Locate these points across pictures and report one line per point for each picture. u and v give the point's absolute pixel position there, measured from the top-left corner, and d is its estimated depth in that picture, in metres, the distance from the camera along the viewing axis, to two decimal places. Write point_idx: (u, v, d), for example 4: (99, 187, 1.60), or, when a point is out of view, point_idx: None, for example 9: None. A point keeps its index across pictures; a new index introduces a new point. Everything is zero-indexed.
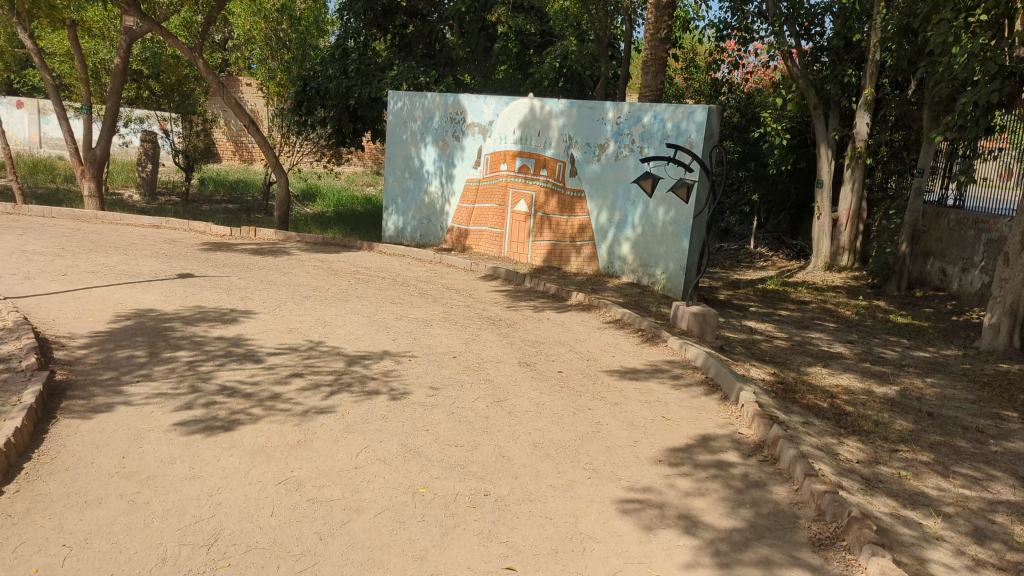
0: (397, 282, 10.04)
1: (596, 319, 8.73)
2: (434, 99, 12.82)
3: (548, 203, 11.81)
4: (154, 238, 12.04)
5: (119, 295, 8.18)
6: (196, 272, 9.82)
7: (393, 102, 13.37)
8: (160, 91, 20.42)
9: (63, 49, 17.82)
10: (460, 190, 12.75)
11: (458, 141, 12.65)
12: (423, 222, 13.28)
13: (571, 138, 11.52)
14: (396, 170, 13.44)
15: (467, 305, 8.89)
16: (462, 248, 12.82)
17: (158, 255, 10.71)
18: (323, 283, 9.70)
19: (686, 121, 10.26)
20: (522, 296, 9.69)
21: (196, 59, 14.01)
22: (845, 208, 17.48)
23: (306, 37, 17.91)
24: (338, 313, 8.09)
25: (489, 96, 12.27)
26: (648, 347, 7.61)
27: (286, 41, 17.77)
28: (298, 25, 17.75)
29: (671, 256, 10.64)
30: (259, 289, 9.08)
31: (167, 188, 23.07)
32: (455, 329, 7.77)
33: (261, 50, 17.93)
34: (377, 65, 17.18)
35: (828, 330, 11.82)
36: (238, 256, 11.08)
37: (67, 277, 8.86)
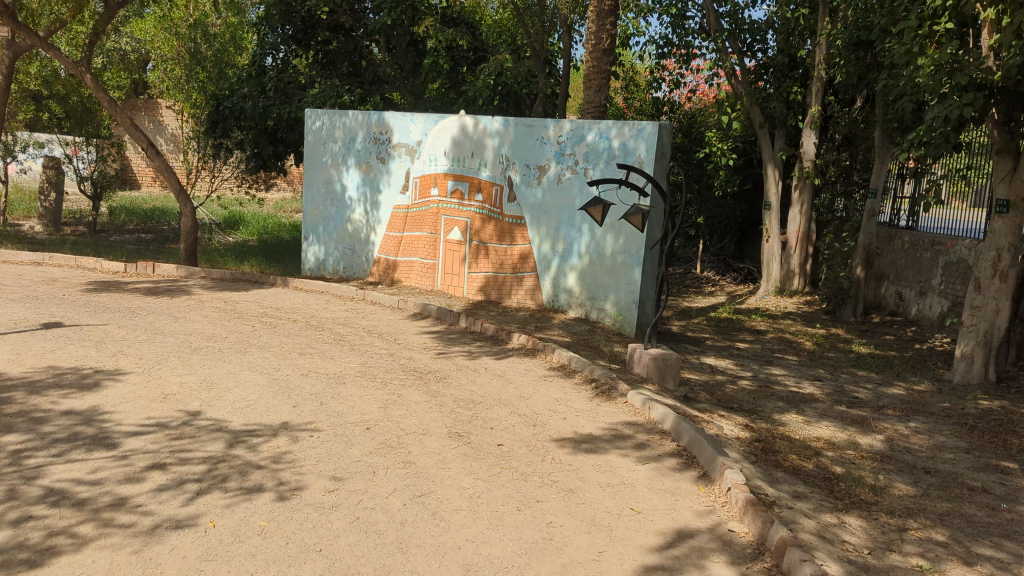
0: (310, 325, 8.63)
1: (540, 366, 7.50)
2: (356, 118, 11.53)
3: (484, 230, 10.58)
4: (27, 277, 10.34)
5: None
6: (67, 318, 8.27)
7: (311, 122, 12.02)
8: (61, 113, 18.55)
9: None
10: (386, 217, 11.42)
11: (383, 164, 11.36)
12: (346, 252, 11.89)
13: (508, 159, 10.35)
14: (315, 197, 12.04)
15: (390, 353, 7.57)
16: (390, 281, 11.48)
17: (26, 299, 9.10)
18: (221, 328, 8.24)
19: (635, 139, 9.21)
20: (455, 340, 8.40)
21: (82, 74, 12.26)
22: (794, 229, 16.74)
23: (222, 53, 16.45)
24: (231, 370, 6.70)
25: (416, 114, 11.05)
26: (603, 403, 6.41)
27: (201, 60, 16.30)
28: (214, 43, 16.44)
29: (622, 288, 9.53)
30: (139, 339, 7.59)
31: (74, 217, 21.10)
32: (372, 388, 6.44)
33: (173, 68, 16.53)
34: (299, 83, 15.83)
35: (791, 365, 10.82)
36: (124, 298, 9.51)
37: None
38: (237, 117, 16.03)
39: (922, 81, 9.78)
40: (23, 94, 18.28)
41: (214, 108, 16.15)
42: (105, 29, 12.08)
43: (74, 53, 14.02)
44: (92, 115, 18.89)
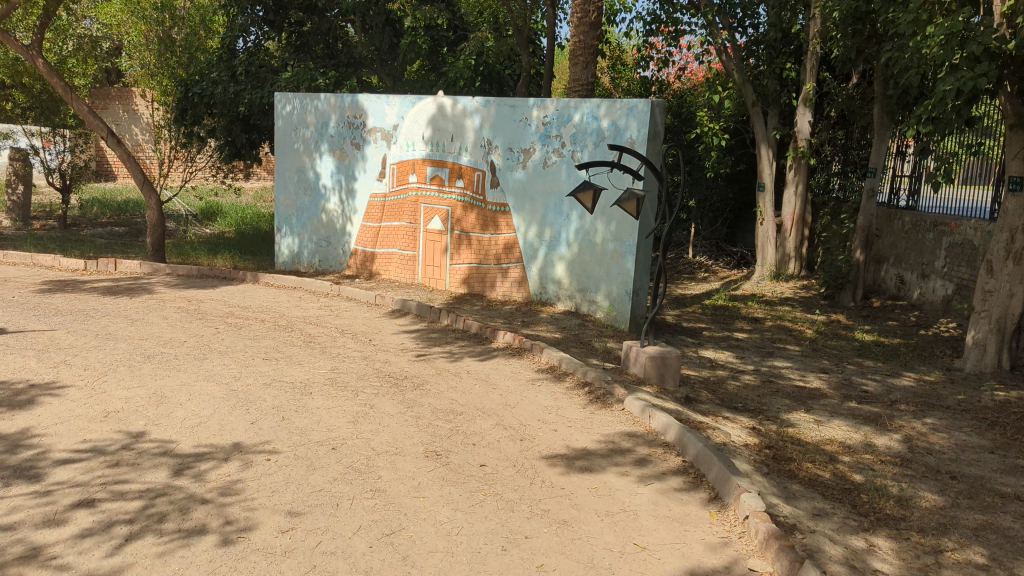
0: (279, 325, 7.94)
1: (528, 368, 6.88)
2: (328, 101, 10.82)
3: (467, 219, 9.92)
4: None
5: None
6: (11, 322, 7.54)
7: (281, 106, 11.29)
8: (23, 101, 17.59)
9: None
10: (363, 207, 10.71)
11: (358, 149, 10.65)
12: (321, 244, 11.18)
13: (490, 142, 9.68)
14: (287, 186, 11.30)
15: (363, 357, 6.92)
16: (367, 274, 10.80)
17: None
18: (181, 330, 7.53)
19: (626, 118, 8.56)
20: (436, 339, 7.76)
21: (33, 58, 11.37)
22: (789, 211, 16.20)
23: None
24: (185, 381, 6.02)
25: (392, 96, 10.35)
26: (598, 411, 5.80)
27: None
28: None
29: (614, 279, 8.92)
30: (88, 344, 6.87)
31: (43, 211, 19.97)
32: (341, 399, 5.80)
33: (138, 52, 14.60)
34: (272, 67, 15.13)
35: (794, 356, 10.22)
36: (80, 297, 8.73)
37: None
38: (207, 102, 15.18)
39: (928, 53, 9.18)
40: None
41: (182, 94, 15.22)
42: (57, 9, 11.22)
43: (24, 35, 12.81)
44: (56, 104, 17.60)
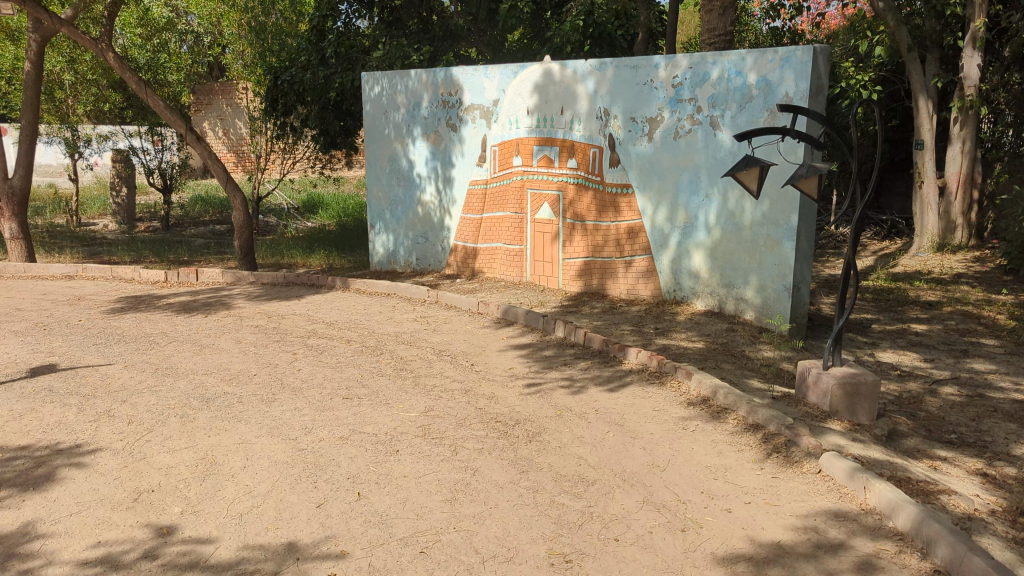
0: (366, 347, 6.63)
1: (674, 402, 5.34)
2: (419, 78, 9.44)
3: (582, 203, 8.39)
4: (47, 294, 8.48)
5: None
6: (71, 350, 6.43)
7: (369, 88, 9.97)
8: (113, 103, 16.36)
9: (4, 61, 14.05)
10: (462, 197, 9.32)
11: (454, 131, 9.25)
12: (418, 242, 9.86)
13: (608, 112, 8.09)
14: (379, 177, 10.03)
15: (463, 391, 5.52)
16: (469, 273, 9.43)
17: (35, 324, 7.29)
18: (251, 359, 6.29)
19: (780, 71, 6.84)
20: (553, 361, 6.26)
21: (104, 52, 10.60)
22: (953, 171, 13.61)
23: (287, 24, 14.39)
24: (243, 437, 4.76)
25: (491, 66, 8.87)
26: (780, 477, 4.22)
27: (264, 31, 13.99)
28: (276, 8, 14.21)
29: (767, 271, 7.22)
30: (144, 384, 5.65)
31: (147, 213, 18.79)
32: (435, 462, 4.42)
33: (234, 43, 14.33)
34: (363, 47, 13.27)
35: (996, 356, 8.19)
36: (151, 318, 7.58)
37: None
38: (297, 90, 13.50)
39: None
40: (83, 80, 15.63)
41: (271, 83, 13.79)
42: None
43: (91, 33, 11.65)
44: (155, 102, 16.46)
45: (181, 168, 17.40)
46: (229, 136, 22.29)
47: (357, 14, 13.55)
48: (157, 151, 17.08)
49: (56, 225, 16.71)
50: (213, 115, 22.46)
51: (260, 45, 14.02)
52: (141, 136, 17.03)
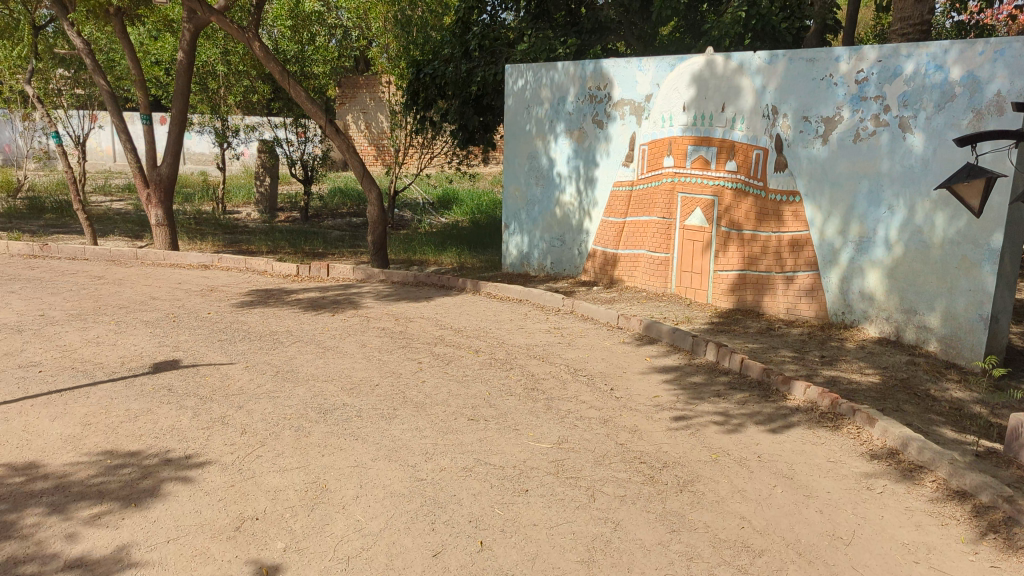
0: (496, 360, 6.09)
1: (853, 454, 4.51)
2: (566, 71, 8.80)
3: (739, 211, 7.57)
4: (183, 284, 8.48)
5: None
6: (196, 346, 6.22)
7: (513, 81, 9.39)
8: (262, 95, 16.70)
9: (162, 52, 14.45)
10: (605, 199, 8.67)
11: (601, 128, 8.59)
12: (554, 244, 9.27)
13: (776, 109, 7.23)
14: (517, 175, 9.48)
15: (603, 421, 4.88)
16: (608, 281, 8.77)
17: (165, 316, 7.18)
18: (374, 367, 5.88)
19: (992, 66, 5.86)
20: (704, 390, 5.51)
21: (249, 41, 10.53)
22: None
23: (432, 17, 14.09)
24: (359, 459, 4.29)
25: (645, 58, 8.15)
26: (1002, 569, 3.38)
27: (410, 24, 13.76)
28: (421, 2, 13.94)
29: (959, 297, 6.19)
30: (263, 389, 5.33)
31: (289, 202, 19.15)
32: (569, 509, 3.80)
33: (381, 37, 14.15)
34: (508, 40, 12.65)
35: None
36: (279, 315, 7.36)
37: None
38: (439, 84, 13.10)
39: None
40: (235, 71, 16.01)
41: (413, 76, 13.45)
42: None
43: (239, 23, 11.75)
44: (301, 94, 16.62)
45: (324, 160, 17.29)
46: (370, 129, 22.48)
47: (504, 6, 12.94)
48: (300, 143, 17.05)
49: (203, 212, 17.24)
50: (356, 108, 22.68)
51: (406, 38, 13.82)
52: (286, 127, 17.02)
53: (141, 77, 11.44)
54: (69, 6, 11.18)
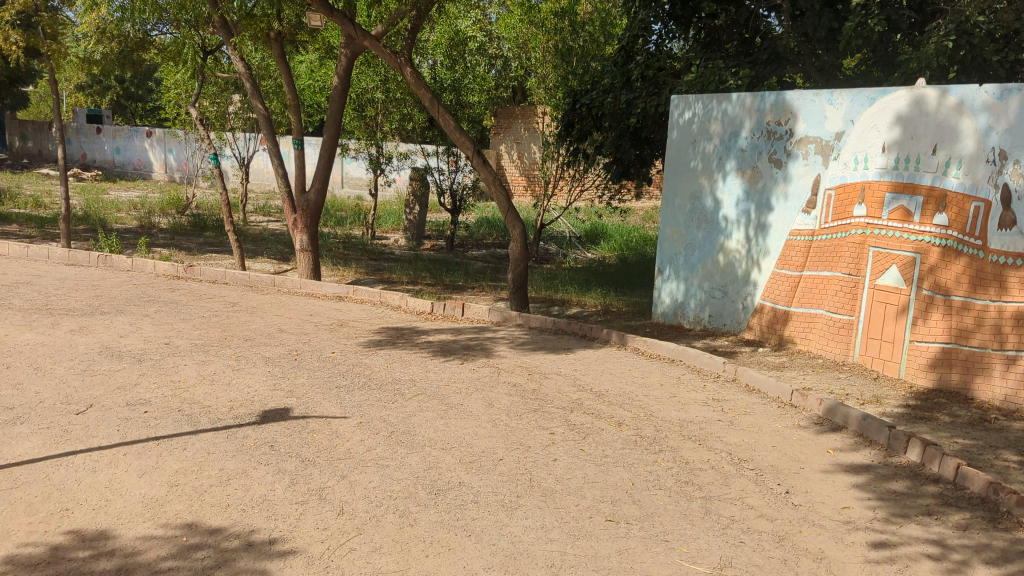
0: (643, 438, 5.14)
1: None
2: (741, 103, 7.81)
3: (947, 273, 6.28)
4: (313, 317, 8.07)
5: (65, 473, 4.17)
6: (311, 393, 5.66)
7: (678, 112, 8.47)
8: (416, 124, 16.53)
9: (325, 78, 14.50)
10: (780, 249, 7.58)
11: (779, 168, 7.54)
12: (714, 296, 8.23)
13: (1005, 155, 5.94)
14: (677, 216, 8.52)
15: (777, 541, 3.84)
16: (776, 342, 7.62)
17: (288, 353, 6.71)
18: (499, 435, 5.08)
19: None
20: (908, 504, 4.34)
21: (401, 66, 10.10)
22: None
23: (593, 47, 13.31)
24: (468, 567, 3.48)
25: (838, 91, 7.05)
26: None
27: (569, 55, 13.06)
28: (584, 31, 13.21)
29: None
30: (372, 454, 4.65)
31: (436, 230, 18.92)
32: None
33: (540, 68, 13.49)
34: (674, 70, 11.67)
35: None
36: (405, 359, 6.73)
37: (41, 416, 4.98)
38: (595, 115, 12.27)
39: None
40: (392, 99, 15.91)
41: (569, 106, 12.67)
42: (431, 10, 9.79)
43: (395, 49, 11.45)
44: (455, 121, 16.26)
45: (473, 190, 16.85)
46: (523, 160, 22.05)
47: (671, 34, 12.01)
48: (451, 172, 16.71)
49: (352, 236, 17.28)
50: (510, 138, 22.29)
51: (565, 68, 13.17)
52: (439, 156, 16.74)
53: (296, 102, 11.35)
54: (234, 30, 11.22)
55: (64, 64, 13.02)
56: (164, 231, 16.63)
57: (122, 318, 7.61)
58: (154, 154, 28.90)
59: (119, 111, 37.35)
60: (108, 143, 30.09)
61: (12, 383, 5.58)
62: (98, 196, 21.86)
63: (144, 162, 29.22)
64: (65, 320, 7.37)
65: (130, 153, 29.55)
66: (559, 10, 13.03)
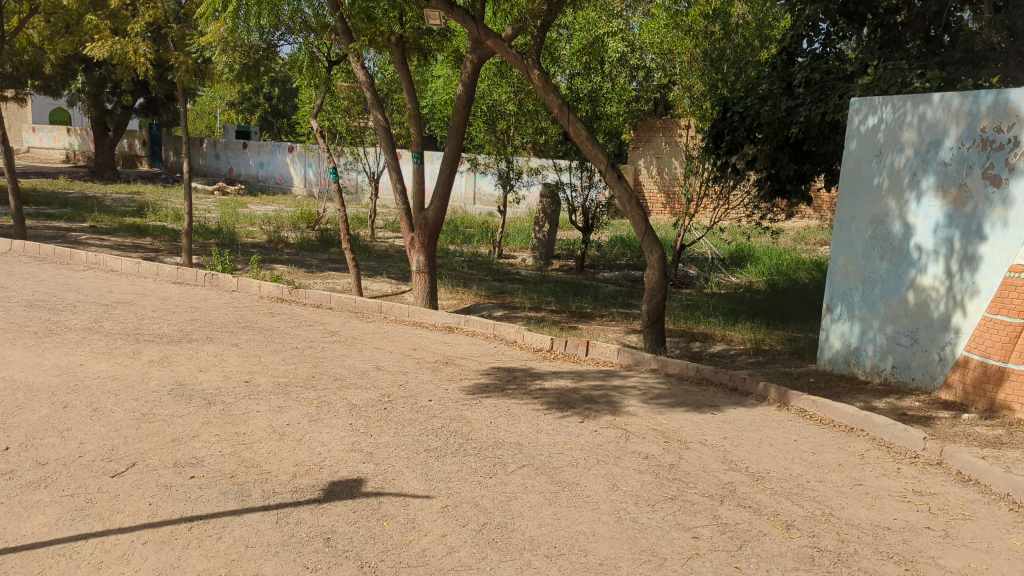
0: (823, 554, 3.74)
1: None
2: (946, 106, 6.23)
3: None
4: (417, 352, 7.08)
5: (62, 570, 3.29)
6: (392, 460, 4.59)
7: (858, 119, 6.95)
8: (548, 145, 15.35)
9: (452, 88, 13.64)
10: (994, 289, 5.95)
11: (995, 187, 5.90)
12: (899, 342, 6.63)
13: None
14: (854, 243, 6.99)
15: None
16: (985, 407, 5.93)
17: (378, 400, 5.71)
18: (623, 537, 3.82)
19: None
20: None
21: (528, 68, 8.82)
22: None
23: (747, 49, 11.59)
24: None
25: None
26: None
27: (719, 59, 11.48)
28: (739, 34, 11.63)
29: None
30: (453, 560, 3.50)
31: (567, 249, 17.78)
32: None
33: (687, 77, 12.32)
34: (844, 73, 9.89)
35: None
36: (514, 413, 5.58)
37: (70, 477, 4.17)
38: (750, 126, 10.54)
39: None
40: (525, 111, 14.85)
41: (718, 115, 10.99)
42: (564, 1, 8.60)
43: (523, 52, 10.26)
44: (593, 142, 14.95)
45: (608, 208, 15.57)
46: (662, 175, 20.55)
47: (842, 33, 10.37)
48: (585, 188, 15.51)
49: (478, 254, 16.43)
50: (649, 152, 20.85)
51: (714, 75, 11.59)
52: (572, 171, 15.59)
53: (416, 112, 10.51)
54: (355, 36, 10.56)
55: (193, 74, 12.76)
56: (291, 246, 16.33)
57: (208, 347, 6.87)
58: (295, 168, 29.33)
59: (268, 128, 38.53)
60: (253, 158, 30.84)
61: (59, 429, 4.85)
62: (236, 209, 22.12)
63: (285, 176, 29.72)
64: (148, 348, 6.70)
65: (273, 167, 30.16)
66: (710, 12, 11.59)
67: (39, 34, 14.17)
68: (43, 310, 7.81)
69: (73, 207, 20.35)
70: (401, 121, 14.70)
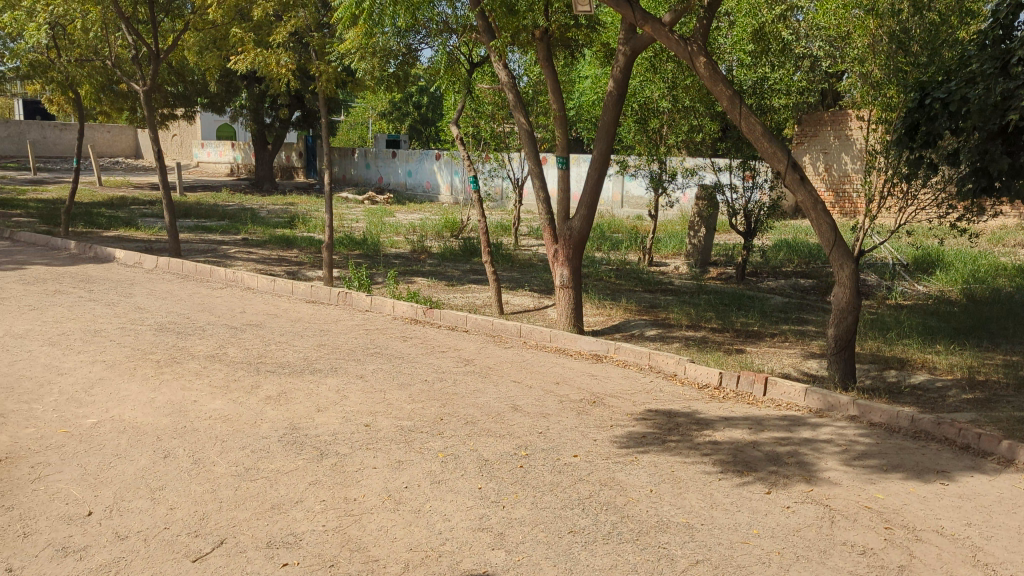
0: None
1: None
2: None
3: None
4: (561, 388, 6.10)
5: None
6: (528, 548, 3.63)
7: None
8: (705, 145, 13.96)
9: None
10: None
11: None
12: None
13: None
14: None
15: None
16: None
17: (513, 454, 4.76)
18: None
19: None
20: None
21: (691, 56, 7.60)
22: None
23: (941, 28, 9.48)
24: None
25: None
26: None
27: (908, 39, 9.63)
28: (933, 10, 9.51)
29: None
30: None
31: (725, 255, 16.30)
32: None
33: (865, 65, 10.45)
34: None
35: None
36: (680, 476, 4.49)
37: (146, 560, 3.47)
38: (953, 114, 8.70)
39: None
40: (681, 108, 13.58)
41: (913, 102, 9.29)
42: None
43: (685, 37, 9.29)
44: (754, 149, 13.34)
45: (772, 211, 13.96)
46: (831, 172, 18.57)
47: None
48: (746, 189, 14.01)
49: (627, 263, 15.29)
50: (816, 148, 18.92)
51: (900, 57, 9.84)
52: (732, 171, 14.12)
53: (563, 113, 9.53)
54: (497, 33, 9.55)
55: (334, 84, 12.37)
56: (434, 256, 15.81)
57: (330, 380, 6.17)
58: (441, 176, 29.19)
59: (417, 137, 38.92)
60: (402, 166, 31.03)
61: (152, 487, 4.20)
62: (383, 219, 22.03)
63: (432, 184, 29.67)
64: (267, 382, 6.08)
65: (420, 175, 30.18)
66: None
67: (193, 50, 14.29)
68: (172, 334, 7.42)
69: (231, 219, 20.87)
70: (545, 123, 13.82)
